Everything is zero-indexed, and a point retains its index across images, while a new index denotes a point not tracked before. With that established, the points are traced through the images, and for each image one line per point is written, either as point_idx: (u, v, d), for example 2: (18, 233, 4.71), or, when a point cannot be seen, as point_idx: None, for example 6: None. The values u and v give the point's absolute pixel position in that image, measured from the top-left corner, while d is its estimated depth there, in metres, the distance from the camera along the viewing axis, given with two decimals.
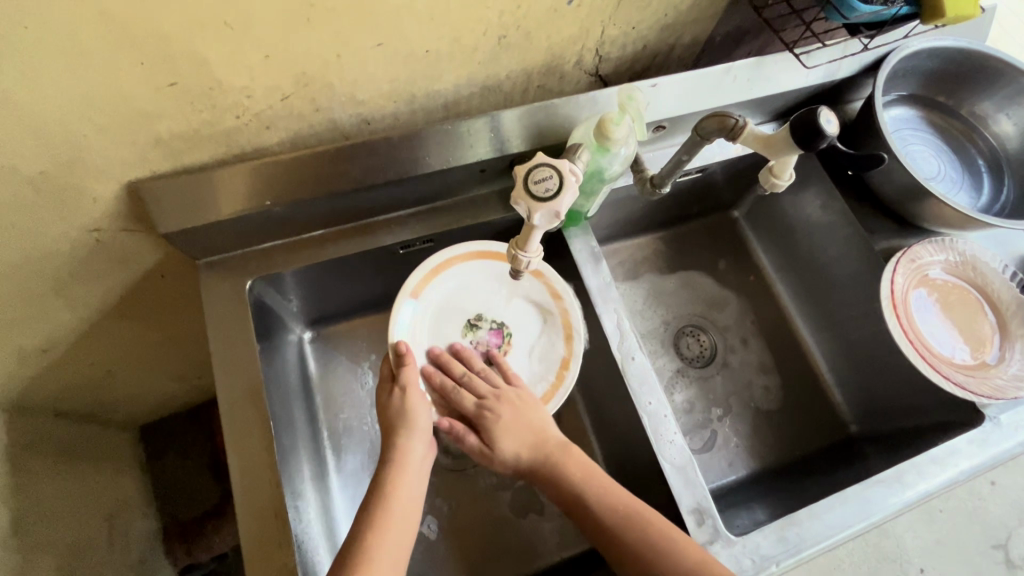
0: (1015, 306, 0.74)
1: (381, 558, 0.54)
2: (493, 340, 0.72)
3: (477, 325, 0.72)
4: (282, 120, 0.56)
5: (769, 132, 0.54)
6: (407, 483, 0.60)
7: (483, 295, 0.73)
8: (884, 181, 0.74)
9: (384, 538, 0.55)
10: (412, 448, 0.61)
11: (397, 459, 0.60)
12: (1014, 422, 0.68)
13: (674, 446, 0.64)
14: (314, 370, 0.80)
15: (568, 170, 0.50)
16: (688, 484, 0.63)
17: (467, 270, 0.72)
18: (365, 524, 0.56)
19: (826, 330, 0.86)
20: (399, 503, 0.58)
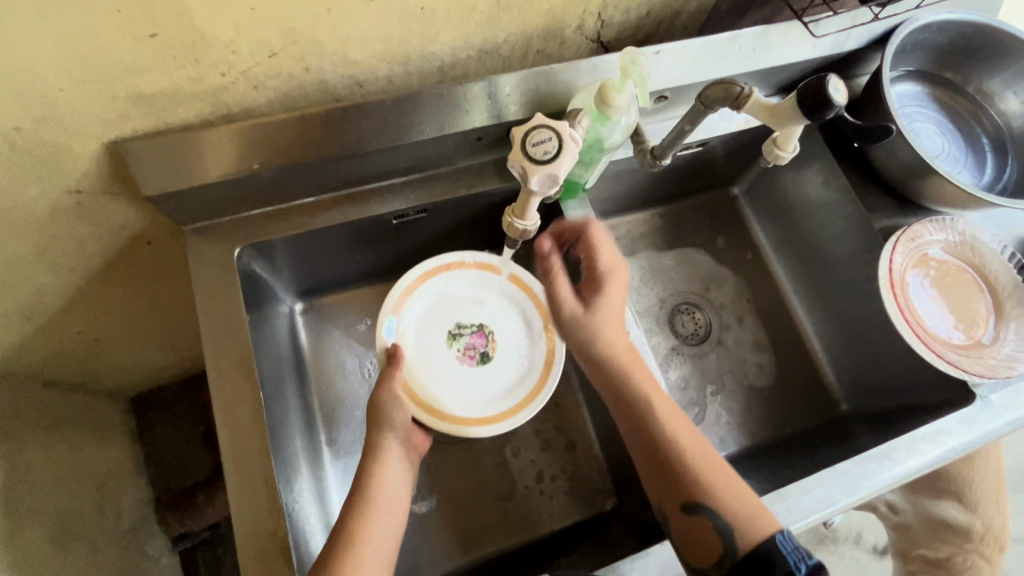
0: (1011, 287, 0.73)
1: (367, 553, 0.52)
2: (478, 341, 0.72)
3: (458, 333, 0.72)
4: (271, 80, 0.54)
5: (774, 102, 0.52)
6: (384, 480, 0.58)
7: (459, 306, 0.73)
8: (887, 158, 0.73)
9: (371, 532, 0.53)
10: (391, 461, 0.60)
11: (376, 456, 0.60)
12: (1005, 402, 0.67)
13: None
14: (305, 342, 0.79)
15: (568, 135, 0.49)
16: None
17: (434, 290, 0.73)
18: (346, 532, 0.53)
19: (822, 309, 0.87)
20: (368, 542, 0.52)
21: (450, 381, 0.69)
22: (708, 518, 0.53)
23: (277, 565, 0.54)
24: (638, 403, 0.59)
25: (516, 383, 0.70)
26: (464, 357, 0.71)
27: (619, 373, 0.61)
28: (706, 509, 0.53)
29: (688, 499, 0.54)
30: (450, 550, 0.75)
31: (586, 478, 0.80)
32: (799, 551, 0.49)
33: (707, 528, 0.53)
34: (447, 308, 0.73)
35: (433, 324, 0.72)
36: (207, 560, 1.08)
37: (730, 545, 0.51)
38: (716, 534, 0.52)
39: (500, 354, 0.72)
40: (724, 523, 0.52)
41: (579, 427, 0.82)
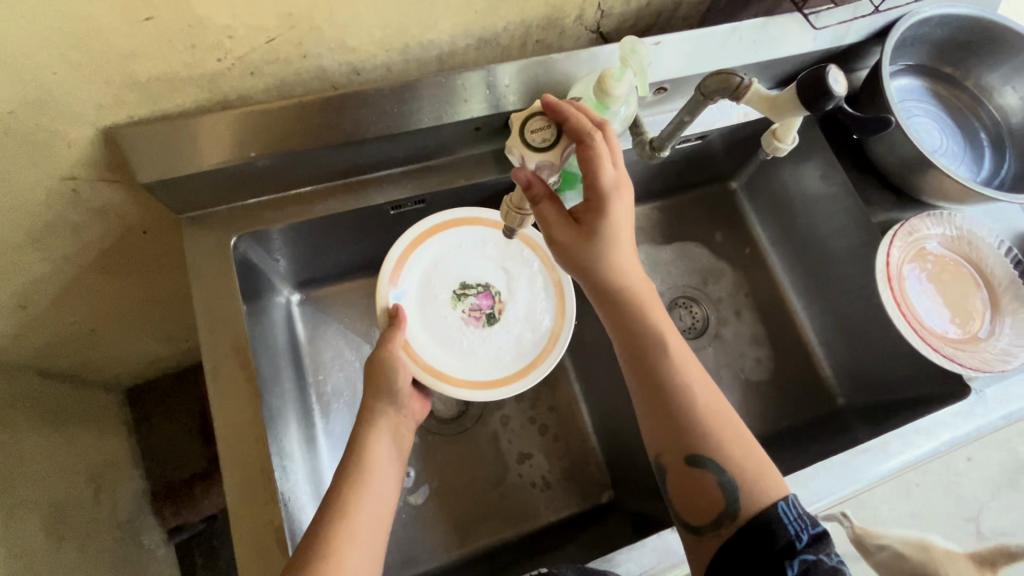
0: (1007, 282, 0.73)
1: (361, 517, 0.51)
2: (483, 302, 0.72)
3: (463, 293, 0.72)
4: (268, 66, 0.53)
5: (774, 93, 0.51)
6: (379, 445, 0.57)
7: (464, 267, 0.73)
8: (886, 152, 0.73)
9: (364, 496, 0.53)
10: (389, 425, 0.59)
11: (370, 425, 0.58)
12: (1000, 396, 0.67)
13: None
14: (302, 333, 0.80)
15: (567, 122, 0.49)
16: None
17: (436, 247, 0.71)
18: (340, 497, 0.52)
19: (819, 303, 0.87)
20: (361, 506, 0.52)
21: (455, 344, 0.69)
22: (711, 473, 0.51)
23: (272, 554, 0.54)
24: (650, 344, 0.55)
25: (523, 344, 0.70)
26: (470, 319, 0.71)
27: (633, 310, 0.55)
28: (710, 464, 0.51)
29: (694, 452, 0.52)
30: (446, 540, 0.75)
31: (583, 470, 0.80)
32: (802, 520, 0.48)
33: (709, 484, 0.51)
34: (452, 267, 0.72)
35: (439, 283, 0.71)
36: (203, 552, 1.08)
37: (731, 504, 0.50)
38: (719, 491, 0.51)
39: (507, 315, 0.71)
40: (730, 482, 0.50)
41: (576, 420, 0.82)
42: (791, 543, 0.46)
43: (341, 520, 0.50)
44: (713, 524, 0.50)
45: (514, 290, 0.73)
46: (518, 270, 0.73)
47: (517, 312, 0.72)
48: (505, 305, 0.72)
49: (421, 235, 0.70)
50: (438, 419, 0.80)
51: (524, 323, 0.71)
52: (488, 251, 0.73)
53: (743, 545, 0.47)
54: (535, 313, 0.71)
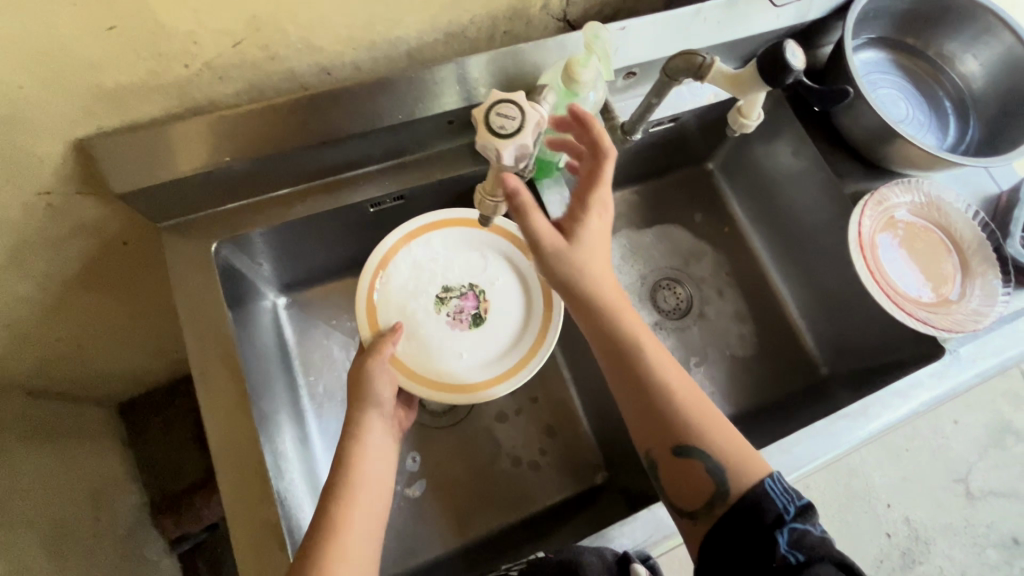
0: (976, 245, 0.74)
1: (353, 538, 0.52)
2: (467, 304, 0.71)
3: (446, 297, 0.71)
4: (235, 70, 0.53)
5: (737, 70, 0.52)
6: (364, 463, 0.57)
7: (447, 270, 0.72)
8: (853, 125, 0.75)
9: (355, 508, 0.53)
10: (371, 436, 0.59)
11: (357, 435, 0.58)
12: (974, 354, 0.69)
13: None
14: (290, 336, 0.80)
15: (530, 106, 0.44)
16: None
17: (422, 248, 0.72)
18: (332, 513, 0.53)
19: (799, 276, 0.89)
20: (354, 522, 0.52)
21: (442, 350, 0.68)
22: (699, 460, 0.53)
23: (272, 551, 0.55)
24: (625, 344, 0.56)
25: (511, 344, 0.69)
26: (455, 323, 0.70)
27: (603, 313, 0.56)
28: (697, 450, 0.53)
29: (681, 441, 0.54)
30: (446, 530, 0.76)
31: (577, 453, 0.81)
32: (789, 493, 0.50)
33: (698, 469, 0.53)
34: (437, 270, 0.72)
35: (421, 290, 0.71)
36: (207, 561, 1.08)
37: (721, 488, 0.51)
38: (708, 477, 0.52)
39: (492, 315, 0.71)
40: (716, 464, 0.52)
41: (568, 405, 0.84)
42: (780, 515, 0.48)
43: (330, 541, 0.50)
44: (706, 507, 0.52)
45: (501, 289, 0.72)
46: (503, 268, 0.73)
47: (501, 312, 0.71)
48: (490, 305, 0.71)
49: (413, 231, 0.72)
50: (430, 413, 0.81)
51: (509, 322, 0.71)
52: (472, 251, 0.73)
53: (736, 524, 0.49)
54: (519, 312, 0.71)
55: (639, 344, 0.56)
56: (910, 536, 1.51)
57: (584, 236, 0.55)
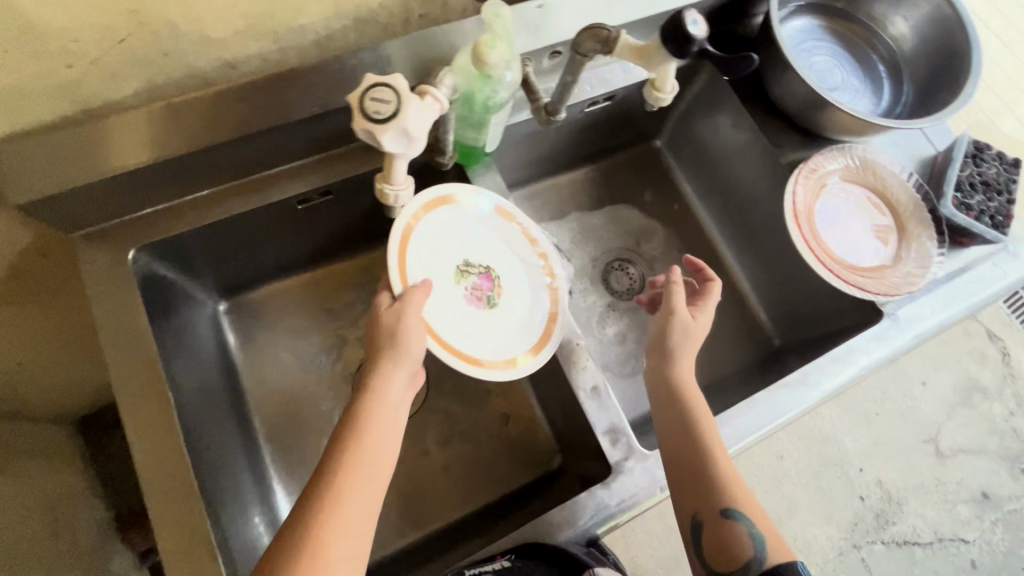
0: (912, 208, 0.74)
1: (351, 505, 0.51)
2: (485, 284, 0.68)
3: (466, 270, 0.67)
4: (128, 69, 0.51)
5: (643, 43, 0.50)
6: (379, 418, 0.55)
7: (470, 243, 0.69)
8: (786, 94, 0.74)
9: (357, 471, 0.52)
10: (391, 383, 0.57)
11: (376, 390, 0.56)
12: (911, 316, 0.70)
13: (587, 371, 0.66)
14: (233, 341, 0.79)
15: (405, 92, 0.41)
16: (603, 408, 0.65)
17: (448, 215, 0.68)
18: (328, 478, 0.51)
19: (748, 249, 0.89)
20: (353, 490, 0.51)
21: (460, 323, 0.64)
22: (742, 525, 0.56)
23: (204, 562, 0.53)
24: (682, 407, 0.63)
25: (525, 331, 0.67)
26: (471, 298, 0.66)
27: (672, 385, 0.65)
28: (739, 517, 0.56)
29: (728, 508, 0.57)
30: (403, 526, 0.75)
31: (533, 439, 0.81)
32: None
33: (739, 534, 0.56)
34: (458, 241, 0.68)
35: (443, 258, 0.66)
36: None
37: (757, 554, 0.55)
38: (748, 540, 0.55)
39: (506, 300, 0.68)
40: (757, 535, 0.56)
41: (522, 391, 0.83)
42: None
43: (326, 514, 0.49)
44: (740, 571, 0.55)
45: (519, 276, 0.70)
46: (518, 254, 0.71)
47: (518, 299, 0.69)
48: (506, 291, 0.69)
49: (439, 197, 0.68)
50: None
51: (530, 309, 0.68)
52: (492, 229, 0.70)
53: None
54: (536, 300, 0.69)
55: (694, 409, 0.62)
56: (883, 498, 1.54)
57: (674, 336, 0.67)
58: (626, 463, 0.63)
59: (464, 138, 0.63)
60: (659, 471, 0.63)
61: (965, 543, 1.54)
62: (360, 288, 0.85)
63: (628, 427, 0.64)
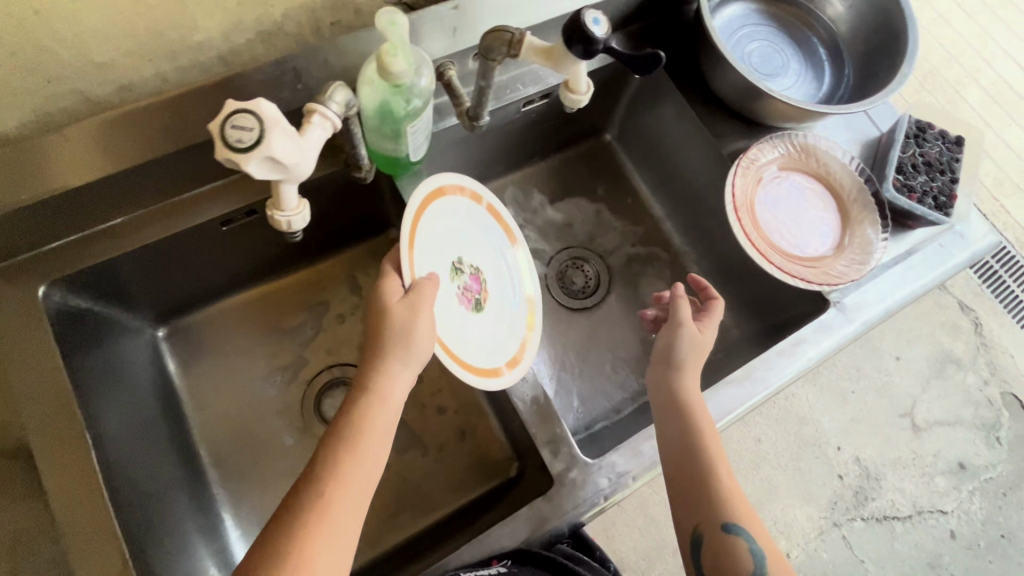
0: (855, 192, 0.73)
1: (342, 512, 0.50)
2: (475, 286, 0.66)
3: (460, 268, 0.65)
4: (9, 100, 0.50)
5: (548, 43, 0.48)
6: (382, 420, 0.56)
7: (461, 240, 0.66)
8: (723, 83, 0.72)
9: (351, 479, 0.52)
10: (395, 384, 0.56)
11: (379, 389, 0.56)
12: (856, 304, 0.69)
13: (525, 383, 0.66)
14: (173, 369, 0.76)
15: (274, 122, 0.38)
16: (543, 418, 0.64)
17: (447, 207, 0.65)
18: (320, 481, 0.51)
19: (701, 241, 0.88)
20: (345, 500, 0.51)
21: (453, 325, 0.62)
22: (744, 540, 0.56)
23: None
24: (683, 422, 0.61)
25: (506, 337, 0.67)
26: (462, 299, 0.64)
27: (676, 400, 0.63)
28: (741, 532, 0.56)
29: (730, 522, 0.56)
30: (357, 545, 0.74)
31: (489, 449, 0.79)
32: None
33: (740, 548, 0.55)
34: (452, 235, 0.65)
35: (441, 250, 0.63)
36: None
37: (755, 569, 0.55)
38: (747, 554, 0.55)
39: (490, 305, 0.67)
40: (758, 550, 0.56)
41: (477, 401, 0.82)
42: None
43: (319, 516, 0.49)
44: None
45: (500, 285, 0.70)
46: (501, 262, 0.71)
47: (498, 308, 0.68)
48: (491, 296, 0.68)
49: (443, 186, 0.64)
50: None
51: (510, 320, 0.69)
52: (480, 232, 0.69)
53: None
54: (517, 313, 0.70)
55: (696, 423, 0.61)
56: (861, 475, 1.54)
57: (684, 347, 0.65)
58: (568, 474, 0.61)
59: (385, 150, 0.60)
60: (602, 479, 0.61)
61: (945, 514, 1.54)
62: (306, 305, 0.83)
63: (570, 437, 0.63)
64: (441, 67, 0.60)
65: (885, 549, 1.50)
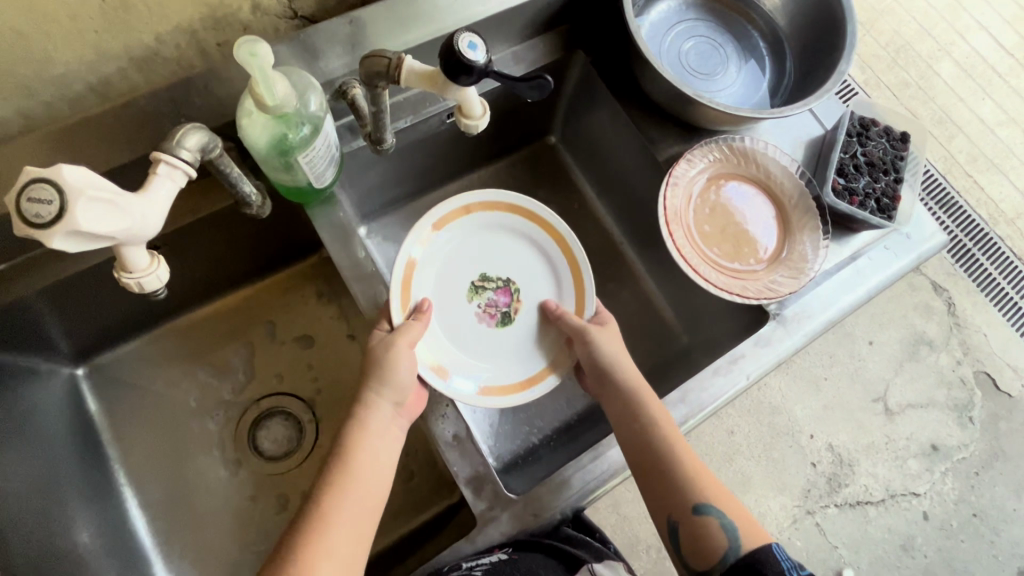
0: (795, 198, 0.70)
1: (336, 537, 0.51)
2: (500, 299, 0.69)
3: (483, 286, 0.69)
4: None
5: (430, 68, 0.47)
6: (372, 448, 0.57)
7: (488, 254, 0.70)
8: (652, 86, 0.68)
9: (341, 506, 0.53)
10: (379, 411, 0.58)
11: (363, 418, 0.57)
12: (797, 313, 0.66)
13: (447, 419, 0.61)
14: (94, 409, 0.73)
15: (76, 192, 0.37)
16: (464, 454, 0.60)
17: (466, 228, 0.70)
18: (313, 511, 0.52)
19: (648, 246, 0.84)
20: (337, 529, 0.52)
21: (470, 344, 0.67)
22: (714, 517, 0.56)
23: None
24: (633, 419, 0.61)
25: (533, 353, 0.67)
26: (483, 315, 0.68)
27: (629, 394, 0.62)
28: (711, 509, 0.57)
29: (696, 502, 0.57)
30: None
31: (429, 477, 0.76)
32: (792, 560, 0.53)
33: (714, 526, 0.56)
34: (476, 256, 0.70)
35: (462, 268, 0.69)
36: None
37: (732, 545, 0.55)
38: (721, 534, 0.55)
39: (522, 318, 0.68)
40: (729, 521, 0.56)
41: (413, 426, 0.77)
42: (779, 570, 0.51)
43: (314, 544, 0.50)
44: (722, 563, 0.54)
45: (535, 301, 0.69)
46: (547, 274, 0.70)
47: (529, 324, 0.68)
48: (521, 307, 0.69)
49: (471, 203, 0.70)
50: (266, 459, 0.76)
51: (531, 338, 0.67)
52: (519, 241, 0.71)
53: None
54: (546, 334, 0.68)
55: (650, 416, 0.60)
56: (835, 461, 1.41)
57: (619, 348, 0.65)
58: (491, 512, 0.58)
59: (283, 181, 0.56)
60: (527, 515, 0.59)
61: (918, 496, 1.41)
62: (235, 333, 0.80)
63: (493, 473, 0.60)
64: (343, 85, 0.55)
65: (860, 535, 1.38)
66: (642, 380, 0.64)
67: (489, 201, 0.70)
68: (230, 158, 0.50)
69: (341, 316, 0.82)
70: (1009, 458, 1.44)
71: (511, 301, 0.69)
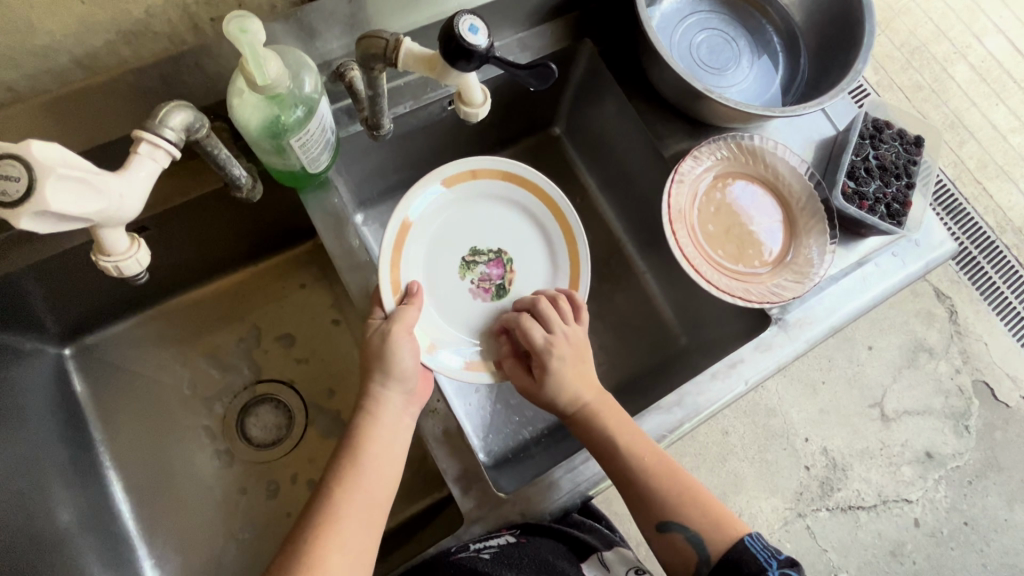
0: (804, 197, 0.68)
1: (347, 526, 0.50)
2: (493, 271, 0.69)
3: (473, 261, 0.69)
4: None
5: (429, 52, 0.45)
6: (384, 437, 0.55)
7: (478, 227, 0.70)
8: (661, 80, 0.66)
9: (351, 499, 0.52)
10: (389, 402, 0.56)
11: (373, 410, 0.56)
12: (798, 319, 0.65)
13: (437, 416, 0.60)
14: (81, 389, 0.72)
15: (47, 173, 0.36)
16: (452, 452, 0.59)
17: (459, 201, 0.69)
18: (323, 502, 0.51)
19: (649, 244, 0.82)
20: (347, 519, 0.51)
21: (468, 321, 0.67)
22: (678, 532, 0.55)
23: None
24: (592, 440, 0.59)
25: None
26: (479, 290, 0.68)
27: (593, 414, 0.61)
28: (676, 524, 0.55)
29: (662, 519, 0.56)
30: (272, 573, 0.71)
31: (418, 471, 0.75)
32: (768, 549, 0.53)
33: (680, 539, 0.55)
34: (466, 230, 0.69)
35: (456, 243, 0.69)
36: None
37: (702, 557, 0.54)
38: (689, 548, 0.54)
39: (516, 287, 0.69)
40: (694, 533, 0.55)
41: None
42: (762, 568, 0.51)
43: (323, 535, 0.49)
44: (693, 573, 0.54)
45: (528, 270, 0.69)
46: (542, 244, 0.70)
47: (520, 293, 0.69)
48: (515, 276, 0.69)
49: (469, 172, 0.68)
50: (253, 447, 0.75)
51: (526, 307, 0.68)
52: (507, 210, 0.70)
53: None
54: None
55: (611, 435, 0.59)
56: (828, 465, 1.41)
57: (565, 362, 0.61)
58: (477, 512, 0.57)
59: (274, 164, 0.55)
60: (515, 515, 0.58)
61: (910, 503, 1.40)
62: (225, 317, 0.78)
63: (482, 471, 0.58)
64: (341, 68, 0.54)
65: (850, 540, 1.38)
66: (606, 400, 0.61)
67: (472, 172, 0.69)
68: (214, 143, 0.49)
69: (334, 303, 0.80)
70: (1002, 468, 1.43)
71: (503, 274, 0.69)
